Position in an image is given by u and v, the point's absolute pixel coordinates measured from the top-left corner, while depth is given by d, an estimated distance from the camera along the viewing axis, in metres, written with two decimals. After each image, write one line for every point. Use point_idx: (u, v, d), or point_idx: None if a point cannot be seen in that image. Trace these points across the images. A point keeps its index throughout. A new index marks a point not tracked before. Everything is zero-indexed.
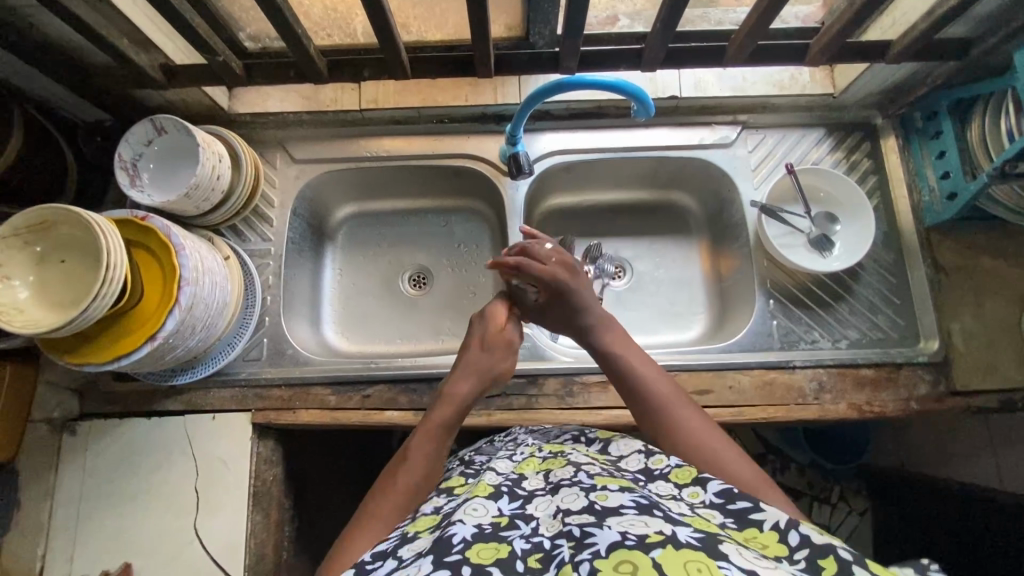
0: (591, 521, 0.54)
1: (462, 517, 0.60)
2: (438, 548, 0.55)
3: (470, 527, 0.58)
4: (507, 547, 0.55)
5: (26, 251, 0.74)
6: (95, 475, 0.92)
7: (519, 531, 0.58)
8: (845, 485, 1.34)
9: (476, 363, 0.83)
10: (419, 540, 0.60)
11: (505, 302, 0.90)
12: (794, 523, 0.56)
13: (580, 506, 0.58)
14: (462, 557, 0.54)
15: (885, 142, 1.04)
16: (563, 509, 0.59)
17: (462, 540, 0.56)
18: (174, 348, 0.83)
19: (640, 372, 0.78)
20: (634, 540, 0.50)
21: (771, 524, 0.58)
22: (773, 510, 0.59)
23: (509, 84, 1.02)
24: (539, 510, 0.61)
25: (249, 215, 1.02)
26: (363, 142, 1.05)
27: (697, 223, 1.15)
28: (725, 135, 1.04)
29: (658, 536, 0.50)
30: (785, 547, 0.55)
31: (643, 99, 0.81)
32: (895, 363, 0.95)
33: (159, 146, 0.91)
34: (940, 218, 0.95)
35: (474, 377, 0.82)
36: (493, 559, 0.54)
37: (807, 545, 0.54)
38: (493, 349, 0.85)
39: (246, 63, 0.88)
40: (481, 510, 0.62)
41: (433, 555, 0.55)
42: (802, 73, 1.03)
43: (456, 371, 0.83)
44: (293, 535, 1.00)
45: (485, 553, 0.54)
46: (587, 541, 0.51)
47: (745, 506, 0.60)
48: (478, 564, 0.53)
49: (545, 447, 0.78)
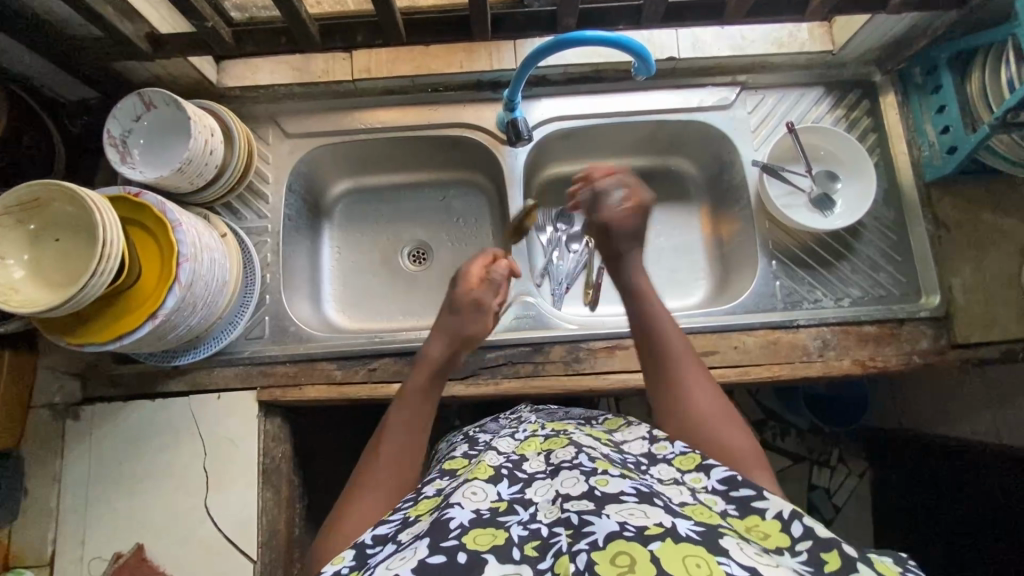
0: (591, 508, 0.51)
1: (459, 501, 0.57)
2: (435, 531, 0.53)
3: (468, 512, 0.55)
4: (504, 534, 0.52)
5: (19, 230, 0.72)
6: (101, 459, 0.91)
7: (518, 516, 0.55)
8: (844, 448, 1.36)
9: (446, 326, 0.83)
10: (419, 523, 0.58)
11: (477, 262, 0.88)
12: (798, 513, 0.54)
13: (579, 492, 0.54)
14: (458, 543, 0.51)
15: (885, 98, 1.04)
16: (562, 495, 0.55)
17: (460, 526, 0.53)
18: (176, 326, 0.82)
19: (676, 352, 0.76)
20: (633, 532, 0.47)
21: (774, 513, 0.56)
22: (777, 500, 0.57)
23: (505, 49, 1.00)
24: (538, 494, 0.58)
25: (243, 192, 1.00)
26: (357, 114, 1.03)
27: (697, 188, 1.15)
28: (723, 96, 1.03)
29: (658, 528, 0.48)
30: (788, 539, 0.54)
31: (645, 57, 0.80)
32: (898, 319, 0.96)
33: (148, 120, 0.88)
34: (941, 172, 0.95)
35: (449, 341, 0.83)
36: (490, 546, 0.51)
37: (811, 537, 0.53)
38: (460, 310, 0.84)
39: (234, 32, 0.86)
40: (480, 494, 0.58)
41: (430, 538, 0.52)
42: (800, 31, 1.01)
43: (432, 333, 0.84)
44: (303, 512, 1.00)
45: (482, 540, 0.52)
46: (586, 530, 0.49)
47: (748, 495, 0.58)
48: (474, 553, 0.50)
49: (548, 426, 0.74)
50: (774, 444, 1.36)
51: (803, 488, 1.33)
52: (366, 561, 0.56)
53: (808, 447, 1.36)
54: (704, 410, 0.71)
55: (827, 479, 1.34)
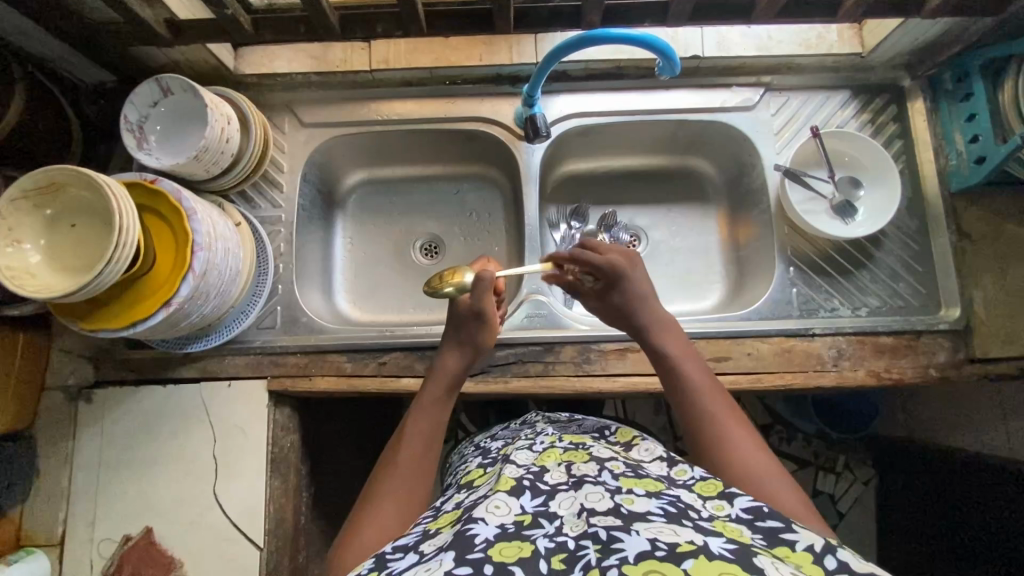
0: (618, 525, 0.51)
1: (483, 515, 0.55)
2: (459, 545, 0.51)
3: (493, 527, 0.53)
4: (531, 546, 0.51)
5: (36, 214, 0.72)
6: (114, 441, 0.92)
7: (543, 530, 0.54)
8: (851, 456, 1.35)
9: (469, 336, 0.80)
10: (441, 535, 0.56)
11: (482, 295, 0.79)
12: (832, 547, 0.50)
13: (605, 508, 0.55)
14: (484, 555, 0.50)
15: (912, 104, 1.01)
16: (587, 509, 0.55)
17: (485, 539, 0.52)
18: (189, 314, 0.81)
19: (702, 385, 0.74)
20: (665, 550, 0.47)
21: (805, 545, 0.51)
22: (807, 535, 0.53)
23: (525, 42, 0.99)
24: (562, 508, 0.57)
25: (259, 181, 0.99)
26: (373, 105, 1.02)
27: (715, 190, 1.13)
28: (747, 97, 1.02)
29: (689, 546, 0.48)
30: (821, 569, 0.48)
31: (671, 57, 0.79)
32: (916, 330, 0.94)
33: (166, 106, 0.88)
34: (968, 182, 0.93)
35: (462, 353, 0.80)
36: (516, 558, 0.50)
37: (845, 571, 0.47)
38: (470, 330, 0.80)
39: (255, 19, 0.85)
40: (504, 508, 0.57)
41: (455, 551, 0.50)
42: (829, 32, 0.99)
43: (445, 341, 0.82)
44: (309, 500, 1.01)
45: (507, 552, 0.50)
46: (615, 546, 0.49)
47: (776, 526, 0.54)
48: (501, 563, 0.49)
49: (564, 437, 0.73)
50: (779, 449, 1.35)
51: (806, 494, 1.33)
52: (386, 566, 0.53)
53: (814, 453, 1.34)
54: (729, 433, 0.68)
55: (832, 485, 1.33)
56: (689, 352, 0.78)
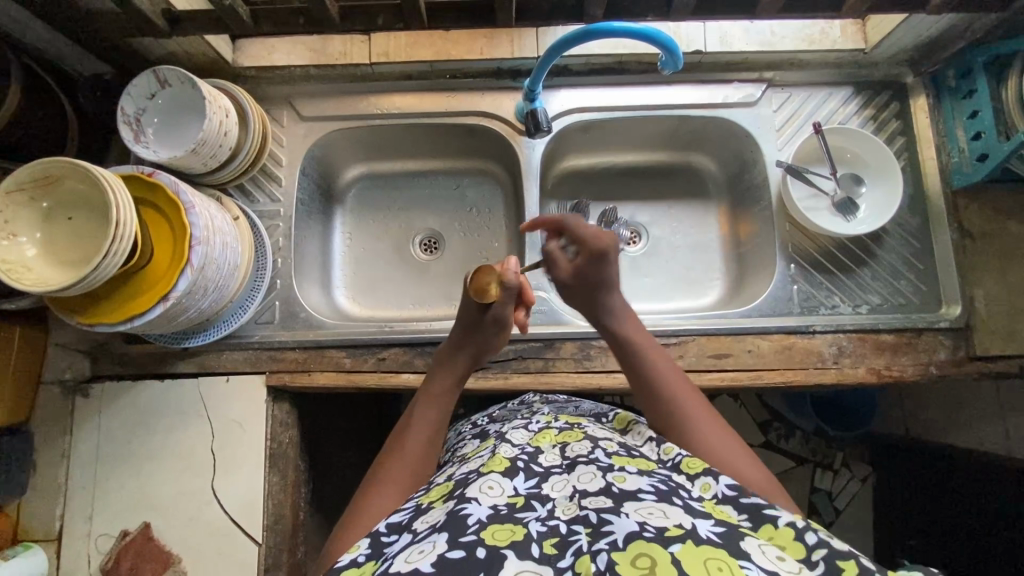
0: (608, 506, 0.51)
1: (476, 495, 0.55)
2: (453, 526, 0.51)
3: (485, 507, 0.53)
4: (523, 529, 0.50)
5: (31, 207, 0.71)
6: (111, 436, 0.91)
7: (535, 513, 0.53)
8: (848, 453, 1.34)
9: (481, 337, 0.79)
10: (434, 510, 0.56)
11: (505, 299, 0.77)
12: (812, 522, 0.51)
13: (597, 488, 0.55)
14: (476, 538, 0.49)
15: (915, 101, 1.01)
16: (580, 490, 0.55)
17: (478, 521, 0.51)
18: (186, 310, 0.81)
19: (664, 372, 0.73)
20: (653, 533, 0.47)
21: (787, 520, 0.52)
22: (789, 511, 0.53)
23: (526, 37, 0.98)
24: (555, 490, 0.56)
25: (257, 174, 0.98)
26: (372, 99, 1.01)
27: (716, 186, 1.13)
28: (749, 93, 1.01)
29: (678, 530, 0.48)
30: (801, 548, 0.50)
31: (674, 50, 0.78)
32: (917, 328, 0.94)
33: (162, 99, 0.87)
34: (970, 179, 0.92)
35: (473, 350, 0.79)
36: (508, 541, 0.49)
37: (825, 546, 0.49)
38: (485, 330, 0.78)
39: (252, 10, 0.84)
40: (497, 488, 0.56)
41: (448, 533, 0.50)
42: (832, 28, 0.98)
43: (455, 335, 0.80)
44: (308, 496, 1.01)
45: (500, 535, 0.50)
46: (605, 529, 0.48)
47: (760, 502, 0.54)
48: (492, 547, 0.49)
49: (561, 418, 0.73)
50: (777, 446, 1.34)
51: (804, 490, 1.32)
52: (383, 550, 0.54)
53: (812, 450, 1.34)
54: (693, 414, 0.68)
55: (830, 483, 1.32)
56: (651, 341, 0.77)
